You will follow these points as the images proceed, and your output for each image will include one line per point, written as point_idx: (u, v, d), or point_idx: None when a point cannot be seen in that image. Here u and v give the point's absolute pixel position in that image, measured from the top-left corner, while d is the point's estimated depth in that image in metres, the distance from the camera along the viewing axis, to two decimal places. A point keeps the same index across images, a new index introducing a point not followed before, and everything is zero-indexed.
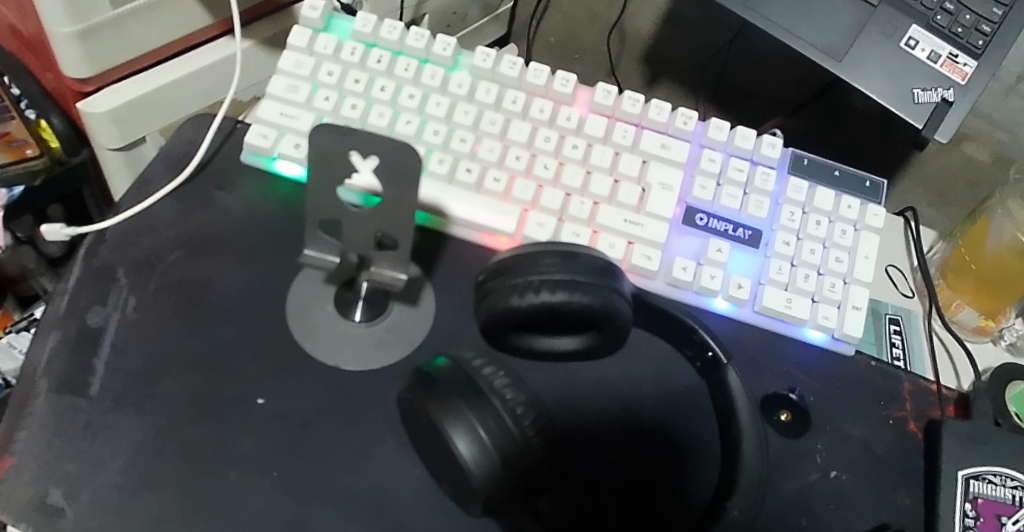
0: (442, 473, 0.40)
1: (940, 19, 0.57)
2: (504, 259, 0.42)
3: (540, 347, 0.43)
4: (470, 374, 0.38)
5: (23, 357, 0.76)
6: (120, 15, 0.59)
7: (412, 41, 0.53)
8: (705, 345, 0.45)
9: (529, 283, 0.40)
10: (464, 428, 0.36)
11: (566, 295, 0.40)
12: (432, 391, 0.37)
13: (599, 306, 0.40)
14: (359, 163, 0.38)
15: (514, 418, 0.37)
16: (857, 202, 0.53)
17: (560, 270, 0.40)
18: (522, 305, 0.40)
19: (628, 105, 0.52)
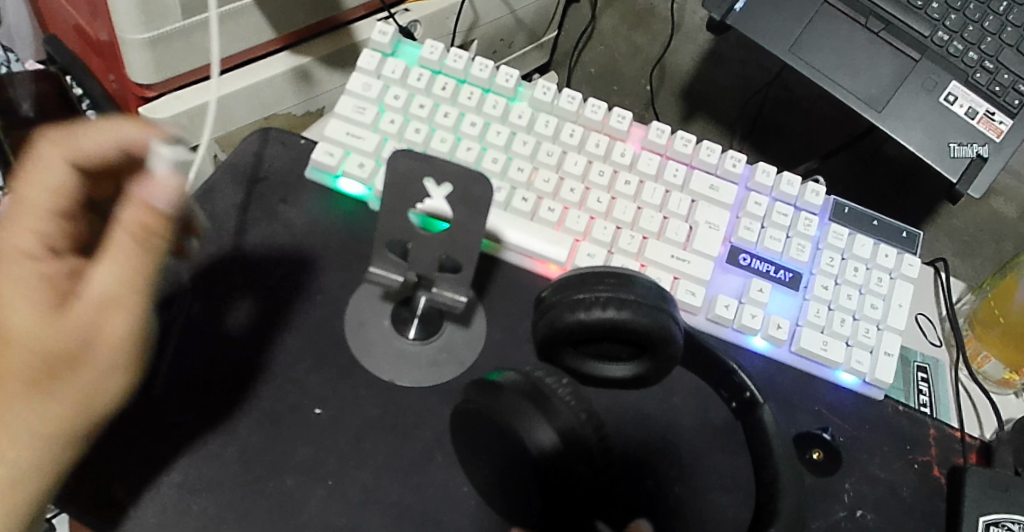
0: (491, 482, 0.43)
1: (979, 76, 0.59)
2: (567, 278, 0.44)
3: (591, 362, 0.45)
4: (535, 382, 0.41)
5: None
6: (189, 26, 0.60)
7: (477, 71, 0.55)
8: (743, 387, 0.47)
9: (595, 300, 0.42)
10: (545, 431, 0.39)
11: (629, 314, 0.42)
12: (500, 395, 0.40)
13: (659, 329, 0.42)
14: (434, 189, 0.42)
15: (580, 423, 0.40)
16: (894, 251, 0.55)
17: (625, 291, 0.42)
18: (587, 319, 0.42)
19: (680, 145, 0.55)
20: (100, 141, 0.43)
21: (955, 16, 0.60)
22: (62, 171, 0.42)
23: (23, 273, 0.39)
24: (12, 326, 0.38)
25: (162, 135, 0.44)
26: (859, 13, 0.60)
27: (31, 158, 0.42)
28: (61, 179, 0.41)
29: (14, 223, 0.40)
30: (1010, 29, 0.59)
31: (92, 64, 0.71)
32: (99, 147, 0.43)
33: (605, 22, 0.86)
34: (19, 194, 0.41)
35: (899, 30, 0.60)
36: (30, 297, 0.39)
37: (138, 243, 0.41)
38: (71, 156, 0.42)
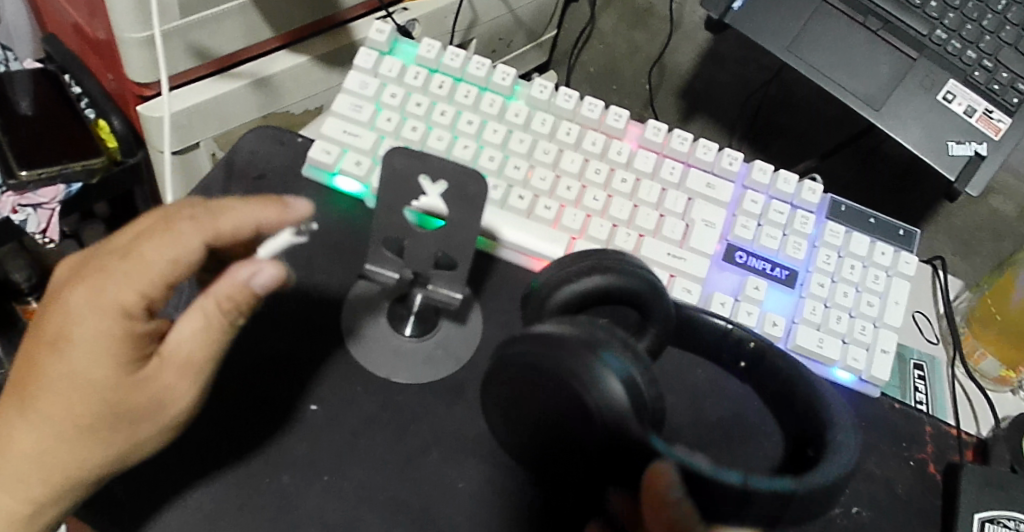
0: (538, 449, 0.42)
1: (977, 75, 0.59)
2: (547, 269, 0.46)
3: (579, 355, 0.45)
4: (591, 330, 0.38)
5: None
6: (187, 25, 0.60)
7: (473, 69, 0.55)
8: (744, 338, 0.48)
9: (581, 269, 0.45)
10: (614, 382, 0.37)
11: (616, 276, 0.44)
12: (561, 345, 0.37)
13: (646, 286, 0.45)
14: (428, 187, 0.42)
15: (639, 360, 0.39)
16: (891, 249, 0.55)
17: (607, 258, 0.45)
18: (577, 288, 0.44)
19: (676, 143, 0.55)
20: (248, 216, 0.41)
21: (953, 14, 0.60)
22: (192, 245, 0.39)
23: (114, 330, 0.39)
24: (87, 376, 0.39)
25: (297, 217, 0.42)
26: (857, 12, 0.60)
27: (184, 212, 0.40)
28: (184, 250, 0.39)
29: (117, 276, 0.39)
30: (1009, 28, 0.59)
31: (91, 63, 0.72)
32: (251, 225, 0.41)
33: (604, 22, 0.86)
34: (133, 246, 0.39)
35: (897, 29, 0.60)
36: (111, 354, 0.39)
37: (220, 317, 0.40)
38: (212, 236, 0.40)
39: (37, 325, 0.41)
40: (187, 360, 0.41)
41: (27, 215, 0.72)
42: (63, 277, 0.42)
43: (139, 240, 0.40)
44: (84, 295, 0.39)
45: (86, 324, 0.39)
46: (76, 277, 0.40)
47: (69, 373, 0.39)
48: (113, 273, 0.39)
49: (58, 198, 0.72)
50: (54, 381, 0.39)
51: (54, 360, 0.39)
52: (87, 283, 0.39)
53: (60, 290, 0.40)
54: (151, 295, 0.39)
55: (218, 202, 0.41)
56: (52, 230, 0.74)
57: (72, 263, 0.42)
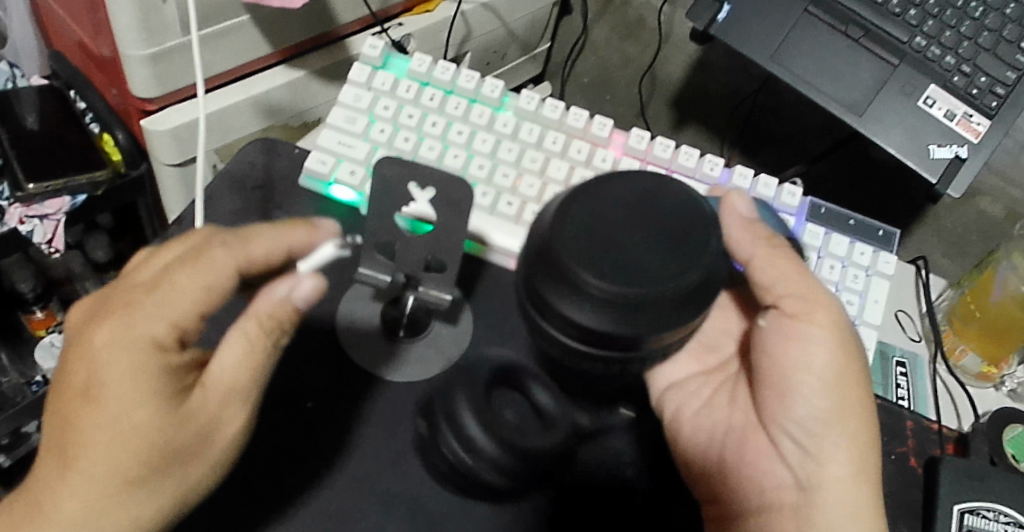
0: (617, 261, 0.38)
1: (957, 80, 0.61)
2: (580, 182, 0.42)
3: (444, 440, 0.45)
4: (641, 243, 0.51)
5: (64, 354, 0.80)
6: (187, 42, 0.63)
7: (463, 82, 0.57)
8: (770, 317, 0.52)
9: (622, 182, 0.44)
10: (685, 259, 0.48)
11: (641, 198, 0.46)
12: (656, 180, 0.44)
13: None
14: (417, 193, 0.45)
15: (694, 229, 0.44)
16: (870, 249, 0.57)
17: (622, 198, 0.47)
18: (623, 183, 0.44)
19: (659, 151, 0.57)
20: (277, 235, 0.41)
21: (932, 22, 0.61)
22: (227, 271, 0.39)
23: (151, 364, 0.37)
24: (127, 420, 0.36)
25: (330, 231, 0.44)
26: (838, 21, 0.62)
27: (217, 239, 0.39)
28: (221, 271, 0.39)
29: (144, 310, 0.37)
30: (987, 33, 0.61)
31: (94, 78, 0.75)
32: (281, 245, 0.41)
33: (597, 34, 0.88)
34: (163, 277, 0.38)
35: (878, 37, 0.62)
36: (152, 391, 0.37)
37: (265, 340, 0.40)
38: (245, 259, 0.39)
39: (56, 376, 0.38)
40: (238, 387, 0.40)
41: (34, 226, 0.72)
42: (75, 322, 0.39)
43: (167, 269, 0.39)
44: (108, 335, 0.37)
45: (117, 366, 0.37)
46: (98, 318, 0.38)
47: (105, 423, 0.36)
48: (144, 308, 0.37)
49: (64, 209, 0.73)
50: (87, 433, 0.37)
51: (88, 407, 0.37)
52: (111, 324, 0.37)
53: (79, 336, 0.38)
54: (184, 326, 0.38)
55: (247, 228, 0.40)
56: (58, 240, 0.74)
57: (82, 313, 0.39)
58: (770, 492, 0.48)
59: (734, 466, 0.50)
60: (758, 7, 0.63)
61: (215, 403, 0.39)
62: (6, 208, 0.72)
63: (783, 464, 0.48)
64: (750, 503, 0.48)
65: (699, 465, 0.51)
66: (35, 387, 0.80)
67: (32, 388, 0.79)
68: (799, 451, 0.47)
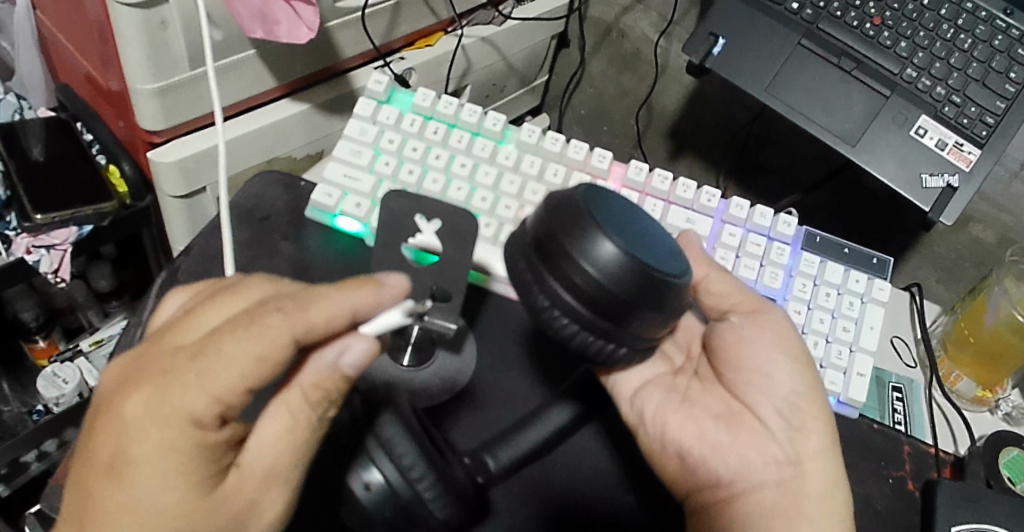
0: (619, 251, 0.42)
1: (947, 110, 0.62)
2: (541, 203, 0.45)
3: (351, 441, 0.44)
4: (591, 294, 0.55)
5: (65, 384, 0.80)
6: (196, 76, 0.64)
7: (466, 116, 0.59)
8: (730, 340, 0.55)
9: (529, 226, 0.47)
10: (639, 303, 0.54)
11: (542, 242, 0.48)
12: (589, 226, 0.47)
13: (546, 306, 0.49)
14: (425, 224, 0.47)
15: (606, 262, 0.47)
16: (865, 276, 0.58)
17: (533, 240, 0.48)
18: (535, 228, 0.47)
19: (657, 182, 0.59)
20: (337, 304, 0.39)
21: (923, 54, 0.63)
22: (281, 344, 0.37)
23: (184, 442, 0.37)
24: (157, 498, 0.37)
25: (399, 291, 0.41)
26: (830, 53, 0.64)
27: (273, 307, 0.38)
28: (273, 348, 0.37)
29: (184, 382, 0.37)
30: (975, 65, 0.63)
31: (102, 112, 0.76)
32: (342, 312, 0.39)
33: (594, 66, 0.90)
34: (211, 348, 0.37)
35: (870, 68, 0.64)
36: (182, 469, 0.37)
37: (309, 413, 0.40)
38: (303, 331, 0.38)
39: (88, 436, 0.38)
40: (279, 465, 0.40)
41: (41, 256, 0.72)
42: (113, 381, 0.39)
43: (215, 337, 0.38)
44: (143, 408, 0.37)
45: (152, 444, 0.37)
46: (134, 383, 0.38)
47: (135, 499, 0.37)
48: (188, 382, 0.37)
49: (71, 239, 0.73)
50: (119, 507, 0.37)
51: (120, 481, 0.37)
52: (147, 392, 0.37)
53: (112, 400, 0.38)
54: (227, 406, 0.37)
55: (305, 294, 0.39)
56: (64, 270, 0.74)
57: (117, 368, 0.39)
58: (763, 470, 0.47)
59: (726, 452, 0.48)
60: (752, 40, 0.65)
61: (253, 481, 0.39)
62: (13, 238, 0.72)
63: (773, 442, 0.48)
64: (743, 484, 0.47)
65: (695, 451, 0.48)
66: (36, 416, 0.81)
67: (33, 417, 0.80)
68: (785, 425, 0.48)
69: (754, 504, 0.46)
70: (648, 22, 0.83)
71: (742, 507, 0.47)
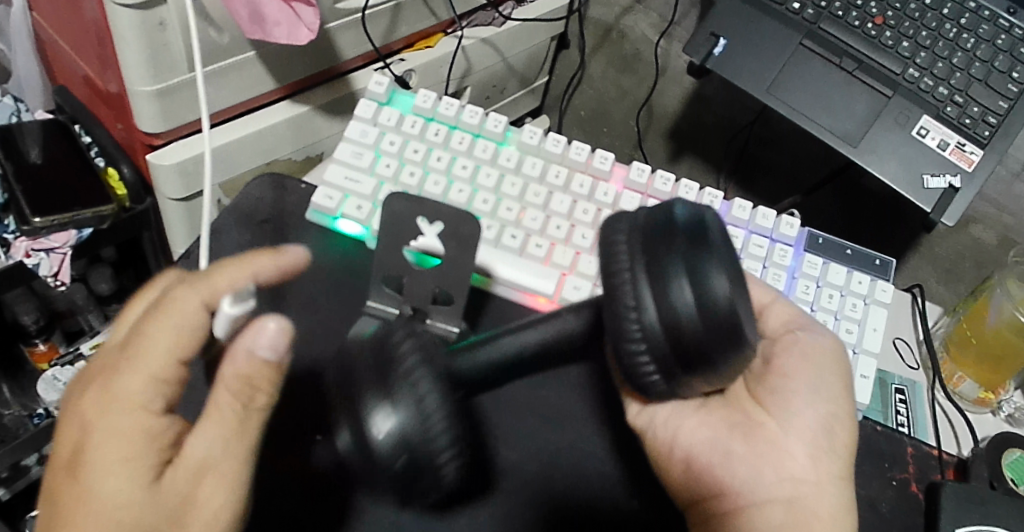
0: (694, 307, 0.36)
1: (950, 110, 0.62)
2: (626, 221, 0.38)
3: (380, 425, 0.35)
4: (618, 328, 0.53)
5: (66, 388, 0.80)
6: (195, 78, 0.64)
7: (467, 117, 0.59)
8: None
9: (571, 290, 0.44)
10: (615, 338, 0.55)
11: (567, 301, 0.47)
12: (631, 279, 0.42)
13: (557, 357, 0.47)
14: (427, 227, 0.47)
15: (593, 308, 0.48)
16: (868, 278, 0.58)
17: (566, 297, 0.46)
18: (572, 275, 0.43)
19: (660, 184, 0.59)
20: (239, 271, 0.41)
21: (925, 53, 0.63)
22: (190, 311, 0.39)
23: (117, 426, 0.38)
24: (101, 490, 0.38)
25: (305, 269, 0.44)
26: (832, 53, 0.64)
27: (181, 285, 0.40)
28: (182, 321, 0.39)
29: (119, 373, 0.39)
30: (978, 65, 0.63)
31: (101, 114, 0.76)
32: (243, 273, 0.41)
33: (593, 67, 0.90)
34: (133, 340, 0.39)
35: (872, 68, 0.63)
36: (123, 456, 0.38)
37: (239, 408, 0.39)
38: (211, 296, 0.40)
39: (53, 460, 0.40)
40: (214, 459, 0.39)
41: (40, 259, 0.74)
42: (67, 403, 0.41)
43: (137, 328, 0.39)
44: (87, 414, 0.38)
45: (98, 451, 0.38)
46: (79, 395, 0.39)
47: (85, 492, 0.38)
48: (117, 380, 0.39)
49: (70, 242, 0.74)
50: (72, 505, 0.38)
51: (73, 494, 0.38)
52: (86, 386, 0.39)
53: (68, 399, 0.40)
54: (158, 395, 0.39)
55: (208, 271, 0.41)
56: (64, 273, 0.75)
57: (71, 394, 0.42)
58: (774, 486, 0.46)
59: (735, 461, 0.47)
60: (754, 41, 0.64)
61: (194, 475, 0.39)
62: (12, 242, 0.74)
63: (791, 457, 0.46)
64: (753, 497, 0.46)
65: (704, 459, 0.48)
66: (36, 419, 0.80)
67: (33, 420, 0.79)
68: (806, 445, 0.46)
69: (763, 523, 0.45)
70: (648, 23, 0.83)
71: (747, 522, 0.45)
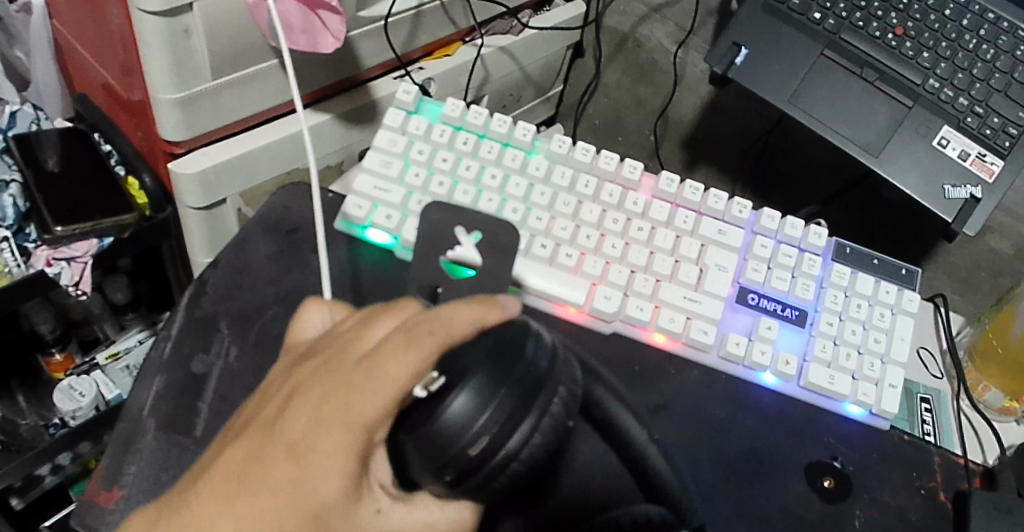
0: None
1: (970, 120, 0.62)
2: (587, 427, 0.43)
3: (459, 433, 0.39)
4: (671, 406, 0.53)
5: (81, 401, 0.81)
6: (218, 86, 0.64)
7: (496, 127, 0.60)
8: (824, 432, 0.55)
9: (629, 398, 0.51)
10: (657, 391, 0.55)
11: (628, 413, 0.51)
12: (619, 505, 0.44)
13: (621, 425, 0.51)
14: (464, 236, 0.47)
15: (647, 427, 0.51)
16: (894, 287, 0.58)
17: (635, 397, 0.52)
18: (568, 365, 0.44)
19: (689, 193, 0.60)
20: (472, 317, 0.40)
21: (945, 64, 0.63)
22: (430, 358, 0.39)
23: (336, 434, 0.39)
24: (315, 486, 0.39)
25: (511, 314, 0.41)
26: (853, 63, 0.64)
27: (427, 328, 0.39)
28: (421, 363, 0.39)
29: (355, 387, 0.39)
30: (998, 75, 0.63)
31: (121, 121, 0.76)
32: (472, 323, 0.40)
33: (609, 77, 0.90)
34: (372, 364, 0.39)
35: (892, 78, 0.64)
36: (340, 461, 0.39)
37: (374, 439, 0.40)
38: (445, 345, 0.39)
39: (239, 434, 0.41)
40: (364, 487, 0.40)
41: (61, 268, 0.71)
42: (271, 400, 0.41)
43: (374, 355, 0.39)
44: (307, 420, 0.39)
45: (321, 458, 0.39)
46: (303, 393, 0.40)
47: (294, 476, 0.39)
48: (349, 403, 0.39)
49: (91, 251, 0.72)
50: (277, 480, 0.39)
51: (265, 478, 0.39)
52: (318, 382, 0.40)
53: (290, 381, 0.41)
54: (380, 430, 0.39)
55: (439, 309, 0.40)
56: (85, 283, 0.73)
57: (284, 378, 0.42)
58: None
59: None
60: (777, 50, 0.64)
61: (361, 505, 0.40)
62: (34, 251, 0.71)
63: None
64: None
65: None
66: (53, 429, 0.81)
67: (49, 430, 0.81)
68: None
69: None
70: (664, 32, 0.83)
71: None
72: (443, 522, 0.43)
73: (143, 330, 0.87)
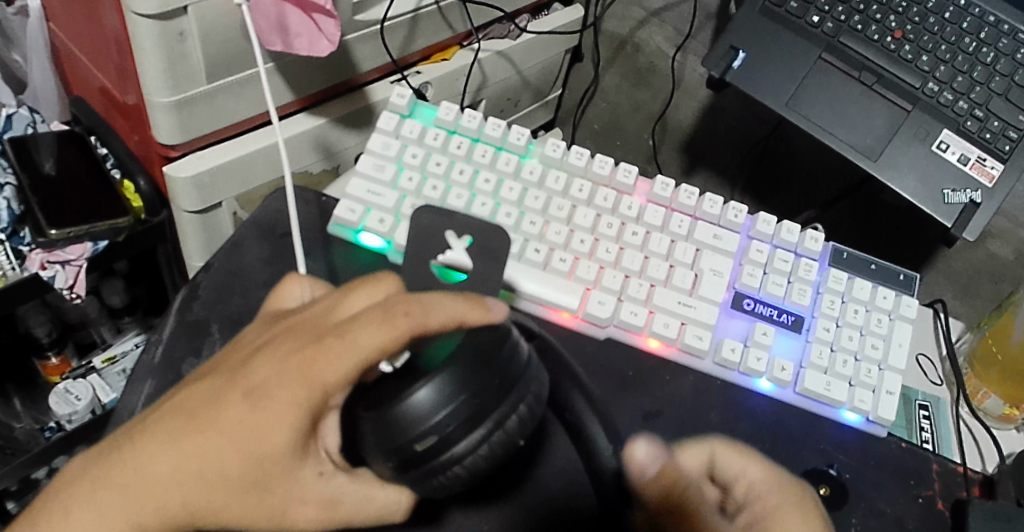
0: None
1: (969, 124, 0.62)
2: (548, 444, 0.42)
3: (409, 425, 0.39)
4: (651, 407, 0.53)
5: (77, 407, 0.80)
6: (214, 89, 0.64)
7: (490, 130, 0.59)
8: (819, 439, 0.55)
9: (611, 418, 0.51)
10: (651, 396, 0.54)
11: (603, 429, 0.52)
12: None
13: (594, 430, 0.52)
14: (454, 240, 0.47)
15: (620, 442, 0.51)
16: (892, 293, 0.58)
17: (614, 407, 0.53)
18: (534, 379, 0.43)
19: (684, 198, 0.59)
20: (459, 307, 0.40)
21: (944, 67, 0.63)
22: (401, 337, 0.38)
23: (290, 391, 0.39)
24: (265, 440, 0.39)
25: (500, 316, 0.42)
26: (852, 67, 0.63)
27: (406, 304, 0.39)
28: (391, 337, 0.38)
29: (323, 351, 0.38)
30: (998, 79, 0.62)
31: (117, 124, 0.76)
32: (456, 314, 0.40)
33: (607, 81, 0.90)
34: (346, 328, 0.39)
35: (892, 82, 0.63)
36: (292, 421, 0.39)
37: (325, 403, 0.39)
38: (420, 329, 0.38)
39: (206, 377, 0.41)
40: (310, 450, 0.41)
41: (56, 271, 0.71)
42: (240, 352, 0.42)
43: (349, 323, 0.39)
44: (270, 373, 0.39)
45: (277, 414, 0.39)
46: (271, 347, 0.40)
47: (245, 426, 0.39)
48: (314, 365, 0.39)
49: (86, 254, 0.71)
50: (230, 427, 0.39)
51: (219, 421, 0.39)
52: (287, 343, 0.40)
53: (262, 341, 0.41)
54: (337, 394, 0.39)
55: (424, 295, 0.39)
56: (80, 285, 0.72)
57: (260, 332, 0.43)
58: None
59: None
60: (775, 53, 0.64)
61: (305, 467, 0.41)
62: (28, 253, 0.71)
63: None
64: None
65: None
66: (48, 432, 0.80)
67: (44, 433, 0.80)
68: None
69: None
70: (663, 36, 0.82)
71: None
72: (381, 496, 0.45)
73: (138, 333, 0.85)
